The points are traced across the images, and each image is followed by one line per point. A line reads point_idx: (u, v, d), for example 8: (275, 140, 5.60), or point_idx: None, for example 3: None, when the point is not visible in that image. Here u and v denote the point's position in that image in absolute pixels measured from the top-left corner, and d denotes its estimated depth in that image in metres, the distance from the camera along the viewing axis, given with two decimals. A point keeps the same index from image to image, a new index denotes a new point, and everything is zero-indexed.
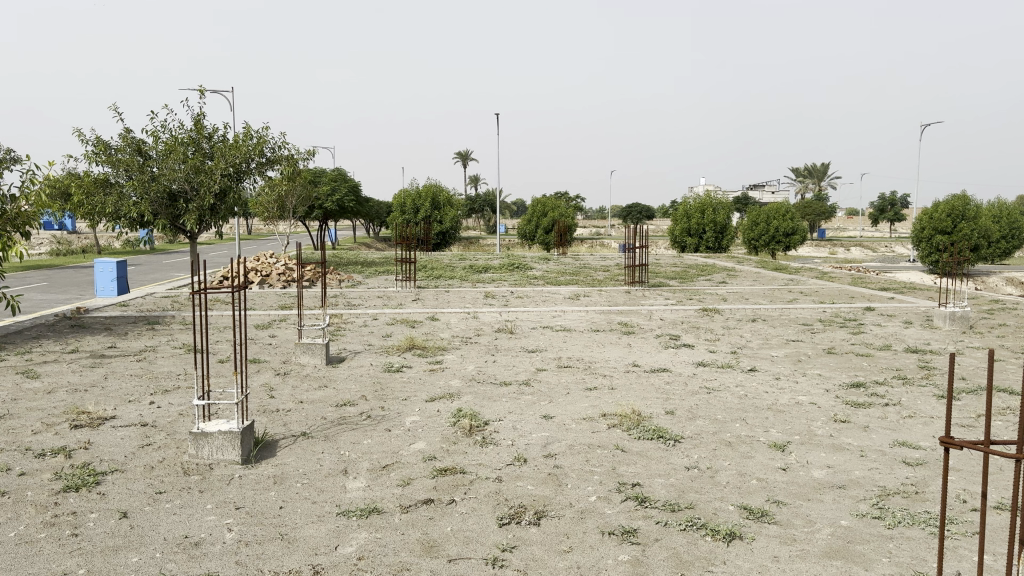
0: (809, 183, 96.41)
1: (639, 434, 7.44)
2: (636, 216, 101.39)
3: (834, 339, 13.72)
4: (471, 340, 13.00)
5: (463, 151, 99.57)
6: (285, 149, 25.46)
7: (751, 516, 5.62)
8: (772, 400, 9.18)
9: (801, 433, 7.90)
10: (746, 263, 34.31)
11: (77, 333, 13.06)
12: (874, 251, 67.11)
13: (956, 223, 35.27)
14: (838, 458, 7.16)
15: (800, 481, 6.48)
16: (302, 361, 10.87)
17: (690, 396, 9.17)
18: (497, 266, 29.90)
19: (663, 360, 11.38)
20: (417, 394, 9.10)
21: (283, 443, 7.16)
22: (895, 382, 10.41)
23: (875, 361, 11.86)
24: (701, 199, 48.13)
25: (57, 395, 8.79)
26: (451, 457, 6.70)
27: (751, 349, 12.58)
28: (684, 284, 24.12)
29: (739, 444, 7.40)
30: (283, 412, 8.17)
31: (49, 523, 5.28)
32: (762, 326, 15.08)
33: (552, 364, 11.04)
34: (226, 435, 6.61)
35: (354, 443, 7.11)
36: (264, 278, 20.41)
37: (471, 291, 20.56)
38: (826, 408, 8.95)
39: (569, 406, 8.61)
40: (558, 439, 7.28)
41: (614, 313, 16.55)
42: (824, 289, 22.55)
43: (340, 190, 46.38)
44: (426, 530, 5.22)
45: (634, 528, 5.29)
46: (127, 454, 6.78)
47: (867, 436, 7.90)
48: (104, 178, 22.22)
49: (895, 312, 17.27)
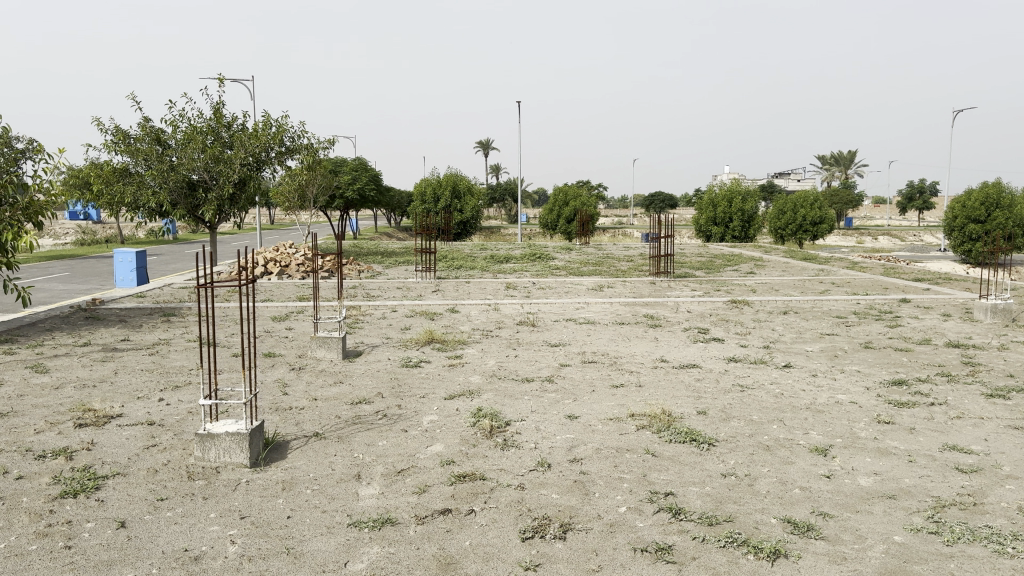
0: (836, 171, 94.73)
1: (670, 437, 6.99)
2: (660, 205, 100.48)
3: (870, 333, 13.18)
4: (493, 333, 12.61)
5: (486, 141, 98.80)
6: (305, 138, 25.11)
7: (797, 531, 5.17)
8: (810, 399, 8.68)
9: (843, 436, 7.42)
10: (774, 253, 33.64)
11: (91, 325, 12.84)
12: (903, 240, 65.77)
13: (990, 211, 34.24)
14: (885, 464, 6.67)
15: (845, 490, 6.01)
16: (318, 355, 10.52)
17: (723, 395, 8.70)
18: (518, 256, 29.41)
19: (692, 356, 10.92)
20: (435, 391, 8.69)
21: (294, 444, 6.79)
22: (939, 379, 9.86)
23: (916, 357, 11.30)
24: (728, 187, 47.27)
25: (64, 391, 8.51)
26: (471, 461, 6.29)
27: (784, 344, 12.04)
28: (711, 274, 23.55)
29: (778, 448, 6.93)
30: (296, 411, 7.80)
31: (41, 534, 4.94)
32: (794, 319, 14.56)
33: (577, 359, 10.61)
34: (234, 436, 6.25)
35: (369, 445, 6.73)
36: (283, 269, 20.17)
37: (492, 282, 20.18)
38: (868, 408, 8.45)
39: (595, 405, 8.18)
40: (584, 441, 6.85)
41: (639, 306, 16.02)
42: (857, 280, 21.83)
43: (361, 179, 46.15)
44: (443, 545, 4.83)
45: (669, 545, 4.86)
46: (130, 456, 6.45)
47: (915, 440, 7.39)
48: (124, 167, 22.07)
49: (932, 304, 16.66)
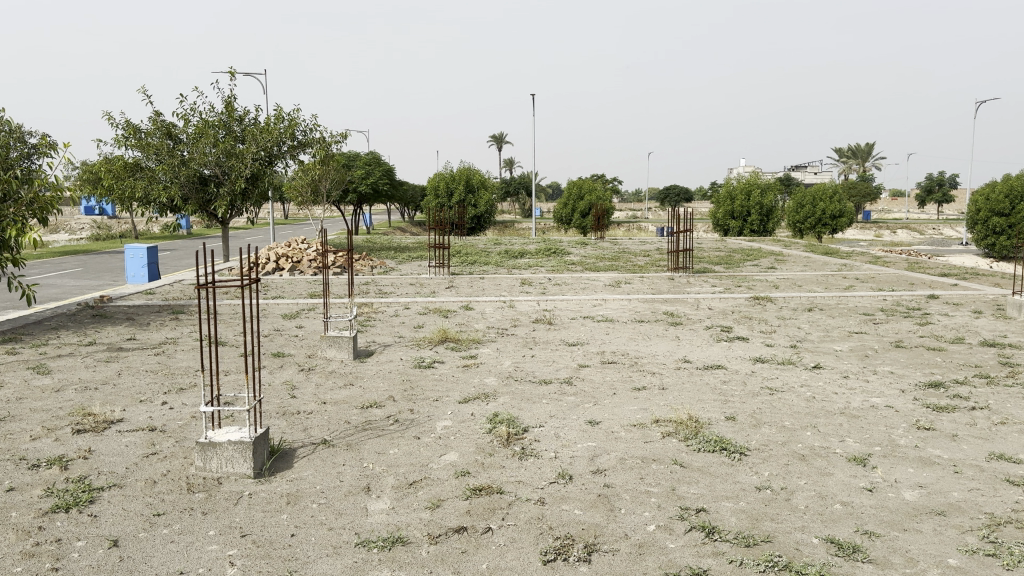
0: (853, 164, 93.55)
1: (698, 446, 6.58)
2: (675, 199, 99.63)
3: (899, 331, 12.69)
4: (508, 332, 12.23)
5: (500, 135, 97.99)
6: (317, 132, 24.77)
7: (841, 552, 4.76)
8: (843, 403, 8.24)
9: (881, 444, 6.97)
10: (794, 247, 33.18)
11: (98, 323, 12.59)
12: (922, 233, 64.88)
13: (1014, 204, 33.52)
14: (929, 476, 6.22)
15: (890, 505, 5.57)
16: (328, 355, 10.19)
17: (751, 398, 8.28)
18: (534, 251, 29.02)
19: (717, 356, 10.49)
20: (449, 394, 8.33)
21: (300, 452, 6.43)
22: (978, 381, 9.37)
23: (950, 357, 10.81)
24: (746, 179, 46.61)
25: (65, 394, 8.21)
26: (487, 473, 5.91)
27: (812, 343, 11.59)
28: (731, 269, 23.08)
29: (814, 458, 6.50)
30: (304, 415, 7.45)
31: (28, 554, 4.61)
32: (820, 316, 14.07)
33: (596, 360, 10.19)
34: (237, 445, 5.91)
35: (380, 454, 6.37)
36: (294, 265, 19.88)
37: (506, 278, 19.82)
38: (905, 412, 7.99)
39: (617, 409, 7.79)
40: (606, 450, 6.46)
41: (659, 303, 15.58)
42: (881, 275, 21.23)
43: (375, 173, 45.84)
44: (458, 569, 4.45)
45: (704, 569, 4.46)
46: (128, 465, 6.11)
47: (958, 448, 6.94)
48: (135, 162, 21.86)
49: (962, 301, 16.13)
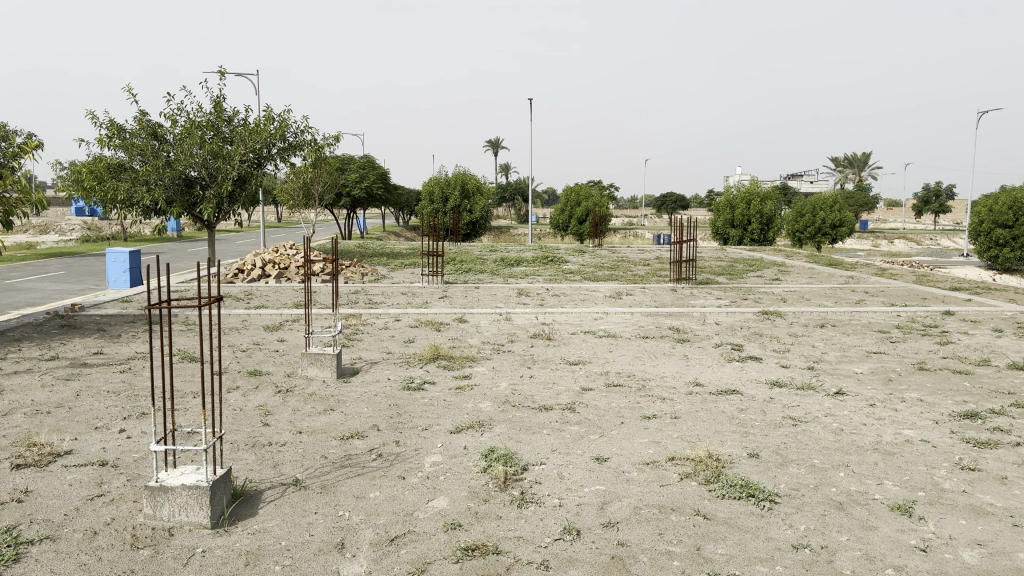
0: (849, 172, 93.11)
1: (722, 491, 5.79)
2: (671, 206, 98.88)
3: (919, 352, 11.91)
4: (504, 348, 11.42)
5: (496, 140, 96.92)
6: (308, 134, 23.94)
7: None
8: (875, 437, 7.45)
9: (925, 489, 6.18)
10: (798, 257, 32.51)
11: (65, 335, 11.72)
12: (921, 244, 64.33)
13: (1018, 216, 32.71)
14: (987, 529, 5.42)
15: (950, 571, 4.77)
16: (308, 374, 9.36)
17: (773, 431, 7.49)
18: (531, 259, 28.24)
19: (730, 379, 9.72)
20: (438, 423, 7.52)
21: (267, 496, 5.62)
22: (1016, 411, 8.57)
23: (979, 382, 10.01)
24: (746, 187, 45.89)
25: (12, 419, 7.37)
26: (481, 526, 5.11)
27: (830, 364, 10.83)
28: (735, 280, 22.33)
29: (853, 506, 5.72)
30: (276, 448, 6.64)
31: None
32: (834, 333, 13.31)
33: (600, 382, 9.39)
34: (192, 490, 5.10)
35: (358, 499, 5.56)
36: (282, 271, 19.09)
37: (503, 288, 19.03)
38: (945, 449, 7.19)
39: (626, 442, 7.00)
40: (618, 496, 5.66)
41: (664, 316, 14.81)
42: (891, 288, 20.46)
43: (368, 177, 44.91)
44: None
45: None
46: (68, 511, 5.29)
47: (1011, 493, 6.14)
48: (118, 163, 20.96)
49: (980, 318, 15.38)
